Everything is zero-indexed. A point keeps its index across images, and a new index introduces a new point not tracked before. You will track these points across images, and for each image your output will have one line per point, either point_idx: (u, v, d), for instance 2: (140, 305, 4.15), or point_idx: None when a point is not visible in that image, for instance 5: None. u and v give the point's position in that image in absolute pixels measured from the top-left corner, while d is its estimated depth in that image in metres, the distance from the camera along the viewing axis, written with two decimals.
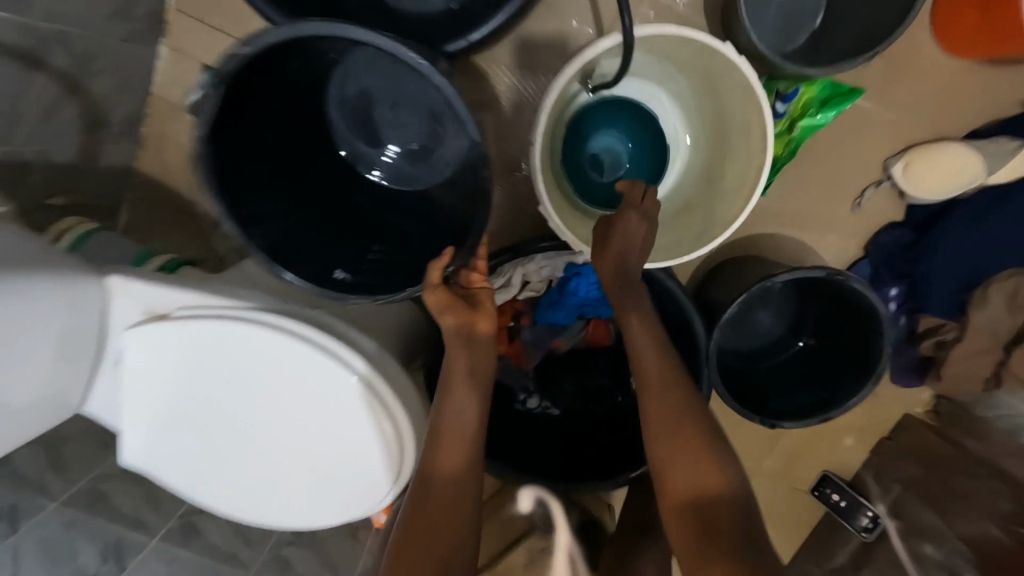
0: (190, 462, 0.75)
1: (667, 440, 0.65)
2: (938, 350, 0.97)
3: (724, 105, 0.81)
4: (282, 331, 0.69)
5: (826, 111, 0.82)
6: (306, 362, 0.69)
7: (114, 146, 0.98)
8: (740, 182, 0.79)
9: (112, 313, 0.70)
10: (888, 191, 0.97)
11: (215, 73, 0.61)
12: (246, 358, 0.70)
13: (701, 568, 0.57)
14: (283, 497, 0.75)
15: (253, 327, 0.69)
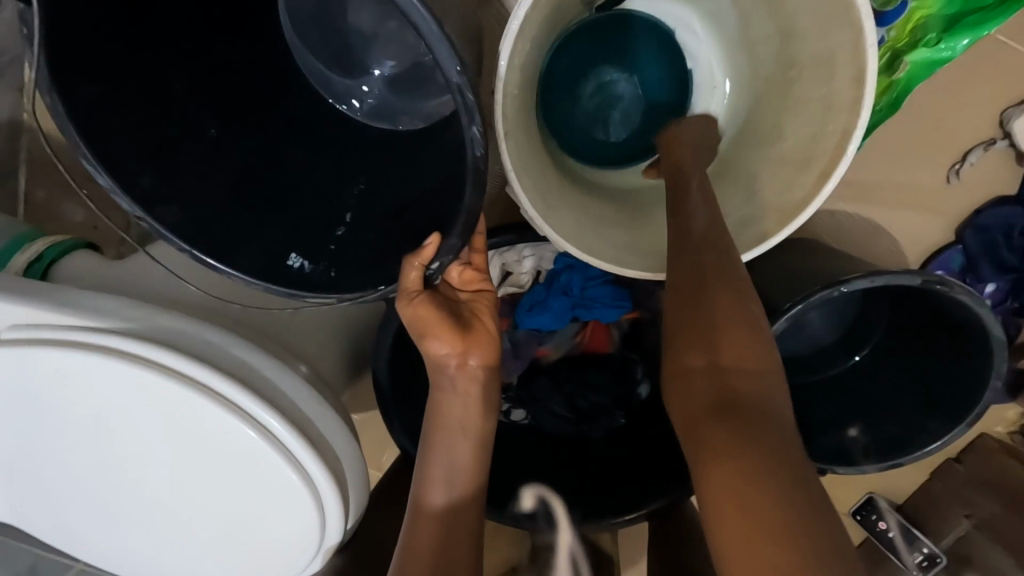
0: (61, 513, 0.59)
1: (688, 305, 0.47)
2: None
3: (793, 29, 0.55)
4: (147, 363, 0.50)
5: (953, 35, 0.56)
6: (184, 405, 0.50)
7: None
8: (807, 147, 0.55)
9: None
10: (1001, 153, 0.71)
11: None
12: (106, 395, 0.52)
13: (738, 470, 0.38)
14: (180, 558, 0.59)
15: (108, 358, 0.50)
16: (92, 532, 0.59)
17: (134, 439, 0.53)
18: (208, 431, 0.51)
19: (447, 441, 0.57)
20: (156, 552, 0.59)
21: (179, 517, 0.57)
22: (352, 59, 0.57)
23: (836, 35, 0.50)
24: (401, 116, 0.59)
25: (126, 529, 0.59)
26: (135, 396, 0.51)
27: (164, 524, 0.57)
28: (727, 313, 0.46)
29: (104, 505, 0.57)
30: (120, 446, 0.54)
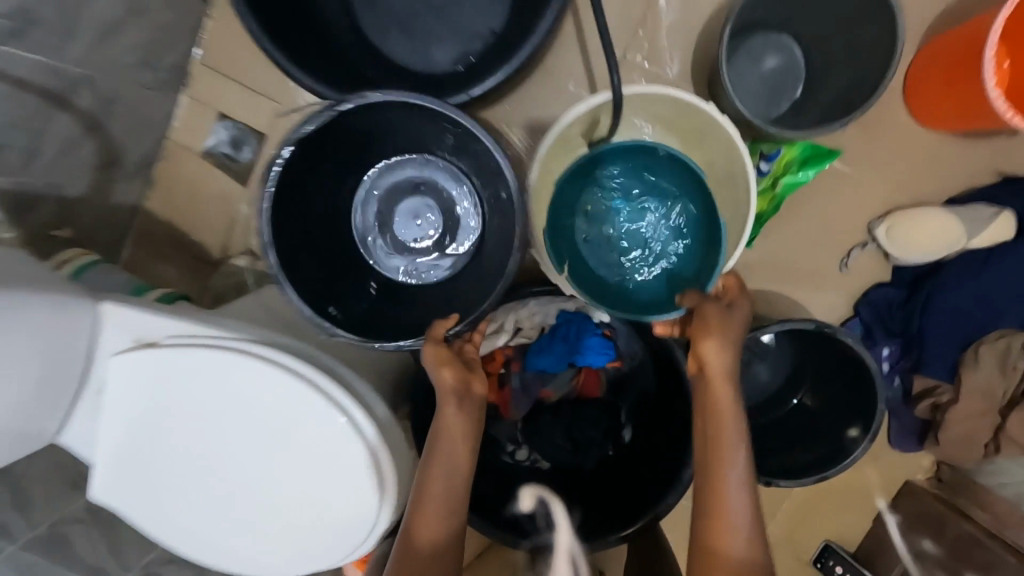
0: (158, 499, 0.72)
1: (709, 493, 0.64)
2: (935, 412, 0.95)
3: (710, 158, 0.85)
4: (265, 364, 0.68)
5: (807, 169, 0.83)
6: (290, 396, 0.68)
7: (128, 184, 1.02)
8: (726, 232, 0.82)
9: (97, 341, 0.70)
10: (874, 251, 0.99)
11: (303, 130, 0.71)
12: (227, 389, 0.69)
13: None
14: (253, 539, 0.72)
15: (237, 359, 0.68)
16: (181, 516, 0.72)
17: (240, 427, 0.69)
18: (303, 416, 0.68)
19: (447, 449, 0.71)
20: (234, 535, 0.72)
21: (261, 498, 0.70)
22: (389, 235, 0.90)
23: (735, 162, 0.80)
24: (405, 272, 0.90)
25: (212, 511, 0.72)
26: (251, 389, 0.68)
27: (248, 506, 0.71)
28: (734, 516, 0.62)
29: (200, 489, 0.71)
30: (228, 433, 0.70)
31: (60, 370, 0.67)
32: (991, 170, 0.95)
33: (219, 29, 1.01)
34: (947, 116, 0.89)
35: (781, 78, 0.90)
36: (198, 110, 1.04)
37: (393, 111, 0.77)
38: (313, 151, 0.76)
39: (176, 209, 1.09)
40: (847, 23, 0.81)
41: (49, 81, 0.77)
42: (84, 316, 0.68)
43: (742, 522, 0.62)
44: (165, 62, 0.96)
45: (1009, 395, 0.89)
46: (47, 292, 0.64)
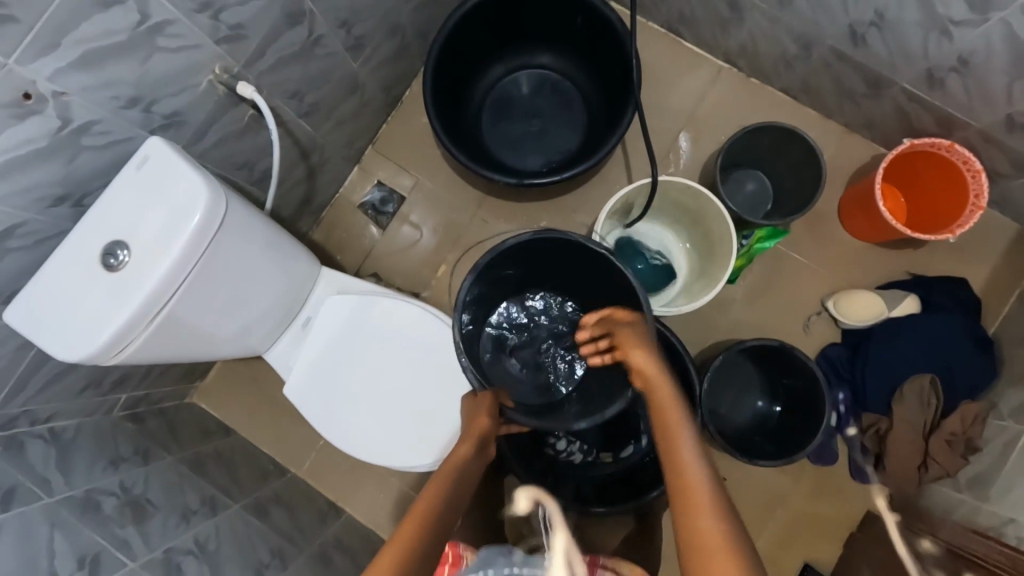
0: (331, 400, 1.05)
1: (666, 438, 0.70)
2: (879, 442, 1.26)
3: (708, 227, 1.25)
4: (427, 314, 1.07)
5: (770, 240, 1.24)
6: (441, 335, 1.06)
7: (307, 218, 1.47)
8: (715, 275, 1.23)
9: (313, 290, 1.08)
10: (826, 319, 1.38)
11: (539, 234, 0.97)
12: (397, 327, 1.06)
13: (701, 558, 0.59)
14: (394, 438, 1.05)
15: (409, 308, 1.07)
16: (344, 415, 1.05)
17: (402, 357, 1.06)
18: (447, 351, 1.06)
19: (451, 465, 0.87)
20: (380, 430, 1.05)
21: (405, 407, 1.05)
22: (519, 352, 1.17)
23: (722, 233, 1.21)
24: (518, 385, 1.16)
25: (367, 414, 1.05)
26: (417, 332, 1.06)
27: (395, 412, 1.05)
28: (711, 513, 0.61)
29: (362, 396, 1.05)
30: (392, 360, 1.06)
31: (296, 298, 1.05)
32: (902, 271, 1.37)
33: (390, 129, 1.53)
34: (865, 229, 1.34)
35: (756, 196, 1.38)
36: (363, 178, 1.53)
37: (591, 263, 1.01)
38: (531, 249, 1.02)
39: (329, 243, 1.53)
40: (796, 166, 1.30)
41: (306, 143, 1.25)
42: (313, 272, 1.06)
43: (724, 538, 0.59)
44: (356, 145, 1.47)
45: (928, 425, 1.21)
46: (302, 251, 1.04)
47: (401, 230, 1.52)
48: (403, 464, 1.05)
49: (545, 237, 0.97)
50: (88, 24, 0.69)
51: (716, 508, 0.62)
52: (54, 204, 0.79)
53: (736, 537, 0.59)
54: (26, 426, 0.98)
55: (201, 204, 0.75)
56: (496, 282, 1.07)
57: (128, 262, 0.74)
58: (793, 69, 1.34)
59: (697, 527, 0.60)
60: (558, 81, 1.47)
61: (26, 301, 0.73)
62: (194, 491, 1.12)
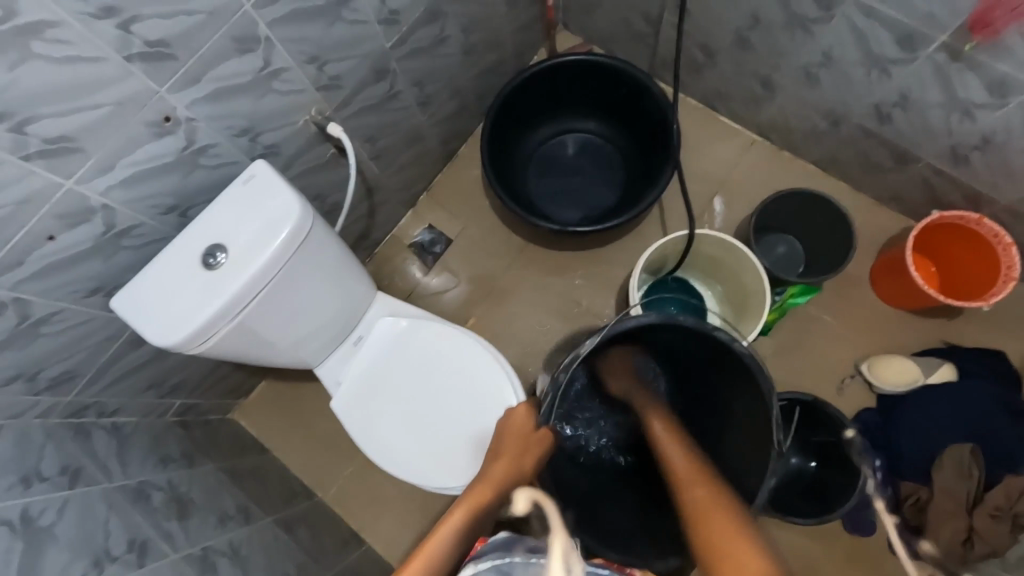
0: (377, 418, 1.11)
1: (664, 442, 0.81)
2: (918, 513, 1.22)
3: (741, 279, 1.30)
4: (473, 342, 1.14)
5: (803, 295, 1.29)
6: (485, 362, 1.12)
7: (362, 253, 1.59)
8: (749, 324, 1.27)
9: (368, 312, 1.16)
10: (859, 383, 1.39)
11: (768, 388, 0.90)
12: (444, 353, 1.13)
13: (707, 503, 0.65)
14: (432, 459, 1.09)
15: (455, 334, 1.14)
16: (386, 433, 1.10)
17: (446, 382, 1.12)
18: (489, 379, 1.12)
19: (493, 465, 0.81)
20: (419, 449, 1.10)
21: (444, 430, 1.10)
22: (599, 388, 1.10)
23: (756, 285, 1.26)
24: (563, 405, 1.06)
25: (408, 434, 1.10)
26: (462, 359, 1.13)
27: (435, 434, 1.10)
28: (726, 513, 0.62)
29: (405, 415, 1.11)
30: (437, 384, 1.12)
31: (354, 319, 1.13)
32: (937, 340, 1.39)
33: (444, 178, 1.68)
34: (897, 296, 1.38)
35: (789, 258, 1.44)
36: (415, 220, 1.66)
37: (746, 428, 0.97)
38: (735, 371, 0.96)
39: (378, 277, 1.64)
40: (827, 230, 1.37)
41: (372, 183, 1.39)
42: (371, 295, 1.15)
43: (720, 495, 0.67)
44: (413, 190, 1.61)
45: (972, 496, 1.17)
46: (364, 274, 1.13)
47: (445, 271, 1.63)
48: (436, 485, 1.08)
49: (767, 385, 0.90)
50: (225, 65, 0.83)
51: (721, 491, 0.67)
52: (164, 212, 0.91)
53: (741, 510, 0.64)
54: (93, 416, 1.06)
55: (292, 219, 0.86)
56: (672, 335, 1.01)
57: (224, 263, 0.84)
58: (823, 145, 1.44)
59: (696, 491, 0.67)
60: (602, 145, 1.61)
61: (132, 289, 0.84)
62: (231, 498, 1.16)
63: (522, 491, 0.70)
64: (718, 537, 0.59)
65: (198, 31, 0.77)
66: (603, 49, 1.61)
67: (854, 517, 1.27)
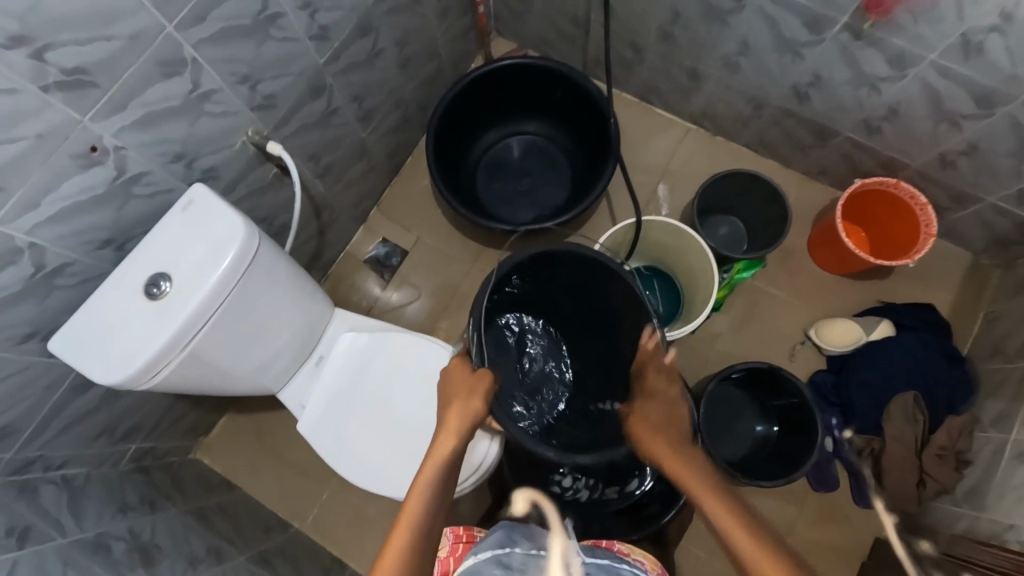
0: (346, 434, 1.09)
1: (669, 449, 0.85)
2: (874, 461, 1.29)
3: (689, 262, 1.35)
4: (435, 346, 1.14)
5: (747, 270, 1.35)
6: None
7: (316, 273, 1.56)
8: (702, 300, 1.30)
9: (326, 330, 1.14)
10: (810, 348, 1.46)
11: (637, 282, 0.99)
12: (408, 362, 1.13)
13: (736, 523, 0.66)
14: (406, 469, 1.08)
15: (417, 342, 1.14)
16: (356, 450, 1.09)
17: (411, 390, 1.11)
18: None
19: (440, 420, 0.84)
20: (392, 462, 1.08)
21: (414, 438, 1.09)
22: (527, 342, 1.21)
23: (702, 263, 1.31)
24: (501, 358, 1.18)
25: (379, 448, 1.09)
26: (426, 365, 1.13)
27: (406, 444, 1.09)
28: (743, 524, 0.66)
29: (375, 428, 1.10)
30: (402, 394, 1.11)
31: (312, 338, 1.11)
32: (873, 299, 1.48)
33: (393, 191, 1.67)
34: (833, 262, 1.47)
35: (732, 238, 1.51)
36: (368, 235, 1.64)
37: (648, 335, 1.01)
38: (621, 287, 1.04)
39: (336, 295, 1.61)
40: (763, 206, 1.44)
41: (319, 201, 1.37)
42: (327, 312, 1.13)
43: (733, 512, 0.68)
44: (362, 205, 1.60)
45: (919, 440, 1.25)
46: (319, 293, 1.11)
47: (404, 283, 1.62)
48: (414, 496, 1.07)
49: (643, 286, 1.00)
50: (150, 90, 0.81)
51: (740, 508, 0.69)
52: (100, 247, 0.87)
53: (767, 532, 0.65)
54: (39, 471, 0.99)
55: (238, 239, 0.84)
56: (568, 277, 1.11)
57: (168, 292, 0.81)
58: (752, 128, 1.52)
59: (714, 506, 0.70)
60: (546, 146, 1.65)
61: (72, 328, 0.80)
62: (199, 540, 1.11)
63: (520, 490, 0.83)
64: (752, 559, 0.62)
65: (118, 57, 0.74)
66: (537, 52, 1.65)
67: (818, 475, 1.34)
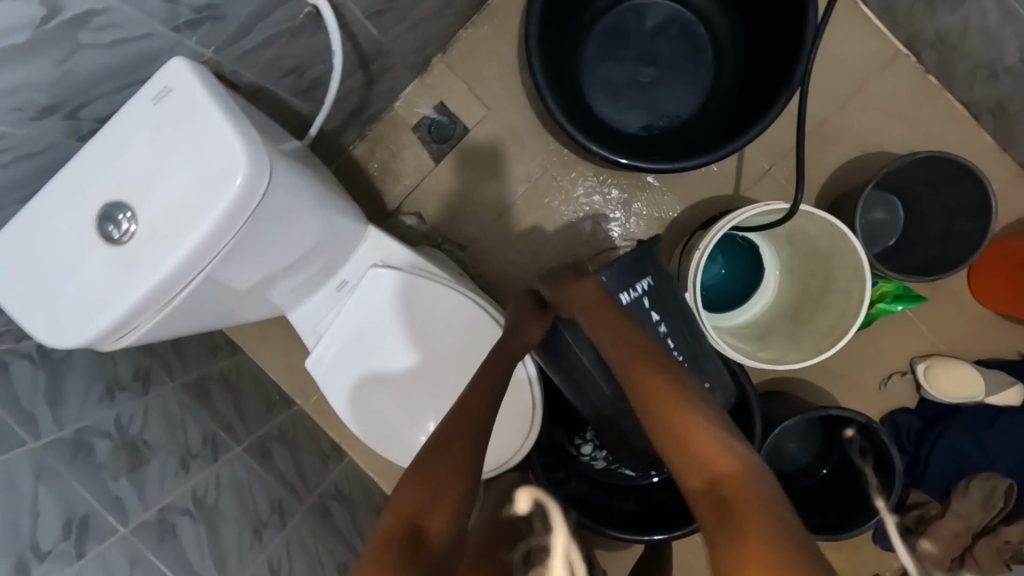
0: (359, 382, 0.93)
1: (667, 367, 0.71)
2: (919, 523, 1.16)
3: (829, 268, 1.04)
4: (481, 312, 0.93)
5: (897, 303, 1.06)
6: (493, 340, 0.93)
7: (353, 130, 1.22)
8: (830, 327, 1.02)
9: (356, 251, 0.91)
10: (908, 382, 1.23)
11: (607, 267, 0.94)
12: (446, 320, 0.92)
13: (727, 467, 0.54)
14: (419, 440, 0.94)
15: (461, 301, 0.92)
16: (370, 396, 0.93)
17: (443, 346, 0.93)
18: None
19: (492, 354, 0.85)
20: (405, 425, 0.94)
21: (435, 401, 0.94)
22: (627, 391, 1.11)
23: (854, 285, 0.99)
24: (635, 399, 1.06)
25: (394, 408, 0.94)
26: (465, 330, 0.93)
27: (424, 413, 0.93)
28: (726, 447, 0.56)
29: (393, 386, 0.93)
30: (431, 352, 0.92)
31: (333, 263, 0.89)
32: (1014, 349, 1.20)
33: (467, 38, 1.25)
34: (1001, 298, 1.16)
35: (882, 227, 1.15)
36: (425, 92, 1.27)
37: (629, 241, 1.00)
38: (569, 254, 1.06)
39: (372, 162, 1.30)
40: (954, 208, 1.07)
41: (369, 48, 0.99)
42: (359, 233, 0.89)
43: (736, 454, 0.55)
44: (425, 51, 1.19)
45: (980, 524, 1.12)
46: (348, 208, 0.86)
47: (459, 167, 1.28)
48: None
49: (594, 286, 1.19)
50: None
51: (736, 447, 0.57)
52: (39, 114, 0.58)
53: (765, 476, 0.52)
54: (11, 341, 0.85)
55: (241, 169, 0.56)
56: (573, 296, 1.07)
57: (135, 233, 0.56)
58: (992, 83, 1.05)
59: (718, 445, 0.57)
60: (688, 25, 1.17)
61: (13, 258, 0.58)
62: (196, 428, 1.03)
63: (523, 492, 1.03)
64: (736, 507, 0.49)
65: None
66: None
67: (880, 533, 1.19)
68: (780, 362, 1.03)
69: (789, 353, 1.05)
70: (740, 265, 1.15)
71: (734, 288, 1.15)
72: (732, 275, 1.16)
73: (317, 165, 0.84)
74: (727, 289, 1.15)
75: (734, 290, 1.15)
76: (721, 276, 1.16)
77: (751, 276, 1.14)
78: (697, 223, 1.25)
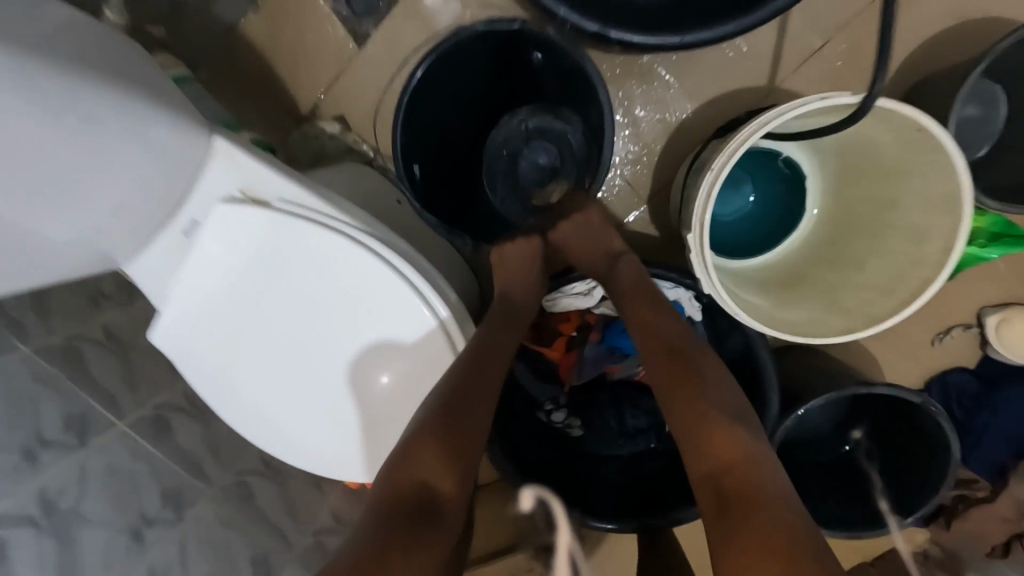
0: (229, 355, 0.71)
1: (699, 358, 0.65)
2: (958, 501, 0.98)
3: (898, 195, 0.73)
4: (387, 265, 0.67)
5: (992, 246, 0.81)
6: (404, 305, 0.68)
7: None
8: (891, 280, 0.73)
9: (200, 179, 0.66)
10: (971, 336, 0.96)
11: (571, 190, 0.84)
12: (338, 277, 0.68)
13: (757, 486, 0.52)
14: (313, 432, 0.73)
15: (358, 250, 0.66)
16: (245, 378, 0.72)
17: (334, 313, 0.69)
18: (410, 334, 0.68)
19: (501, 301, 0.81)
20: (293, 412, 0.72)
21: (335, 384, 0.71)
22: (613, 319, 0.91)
23: (939, 221, 0.69)
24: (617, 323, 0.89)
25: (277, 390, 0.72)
26: (366, 289, 0.67)
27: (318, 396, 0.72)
28: (759, 468, 0.54)
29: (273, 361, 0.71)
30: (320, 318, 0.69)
31: (160, 197, 0.63)
32: None
33: None
34: None
35: (971, 132, 0.82)
36: None
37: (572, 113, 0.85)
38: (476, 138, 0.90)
39: (271, 43, 0.96)
40: None
41: None
42: (190, 149, 0.62)
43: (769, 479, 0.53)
44: None
45: None
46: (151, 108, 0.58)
47: (391, 51, 0.94)
48: (329, 466, 0.74)
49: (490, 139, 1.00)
50: None
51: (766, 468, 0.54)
52: None
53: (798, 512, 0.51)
54: None
55: None
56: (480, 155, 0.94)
57: None
58: None
59: (751, 460, 0.55)
60: None
61: None
62: (55, 407, 0.76)
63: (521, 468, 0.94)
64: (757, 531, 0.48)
65: None
66: None
67: None
68: (811, 330, 0.75)
69: (827, 317, 0.76)
70: (774, 191, 0.88)
71: (767, 223, 0.88)
72: (761, 206, 0.88)
73: (112, 49, 0.58)
74: (753, 225, 0.88)
75: (767, 226, 0.88)
76: (751, 209, 0.89)
77: (790, 207, 0.87)
78: (713, 127, 0.92)
